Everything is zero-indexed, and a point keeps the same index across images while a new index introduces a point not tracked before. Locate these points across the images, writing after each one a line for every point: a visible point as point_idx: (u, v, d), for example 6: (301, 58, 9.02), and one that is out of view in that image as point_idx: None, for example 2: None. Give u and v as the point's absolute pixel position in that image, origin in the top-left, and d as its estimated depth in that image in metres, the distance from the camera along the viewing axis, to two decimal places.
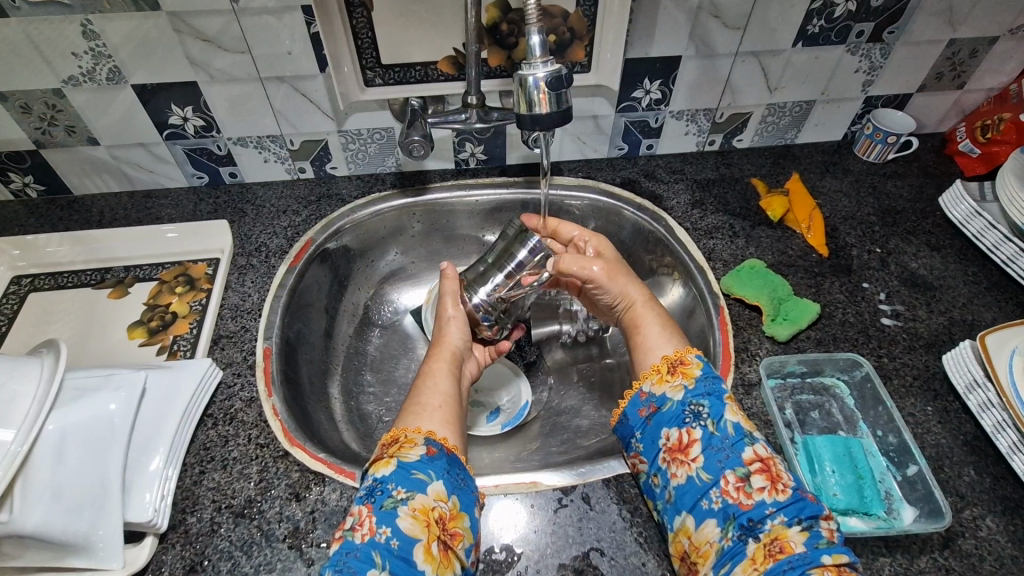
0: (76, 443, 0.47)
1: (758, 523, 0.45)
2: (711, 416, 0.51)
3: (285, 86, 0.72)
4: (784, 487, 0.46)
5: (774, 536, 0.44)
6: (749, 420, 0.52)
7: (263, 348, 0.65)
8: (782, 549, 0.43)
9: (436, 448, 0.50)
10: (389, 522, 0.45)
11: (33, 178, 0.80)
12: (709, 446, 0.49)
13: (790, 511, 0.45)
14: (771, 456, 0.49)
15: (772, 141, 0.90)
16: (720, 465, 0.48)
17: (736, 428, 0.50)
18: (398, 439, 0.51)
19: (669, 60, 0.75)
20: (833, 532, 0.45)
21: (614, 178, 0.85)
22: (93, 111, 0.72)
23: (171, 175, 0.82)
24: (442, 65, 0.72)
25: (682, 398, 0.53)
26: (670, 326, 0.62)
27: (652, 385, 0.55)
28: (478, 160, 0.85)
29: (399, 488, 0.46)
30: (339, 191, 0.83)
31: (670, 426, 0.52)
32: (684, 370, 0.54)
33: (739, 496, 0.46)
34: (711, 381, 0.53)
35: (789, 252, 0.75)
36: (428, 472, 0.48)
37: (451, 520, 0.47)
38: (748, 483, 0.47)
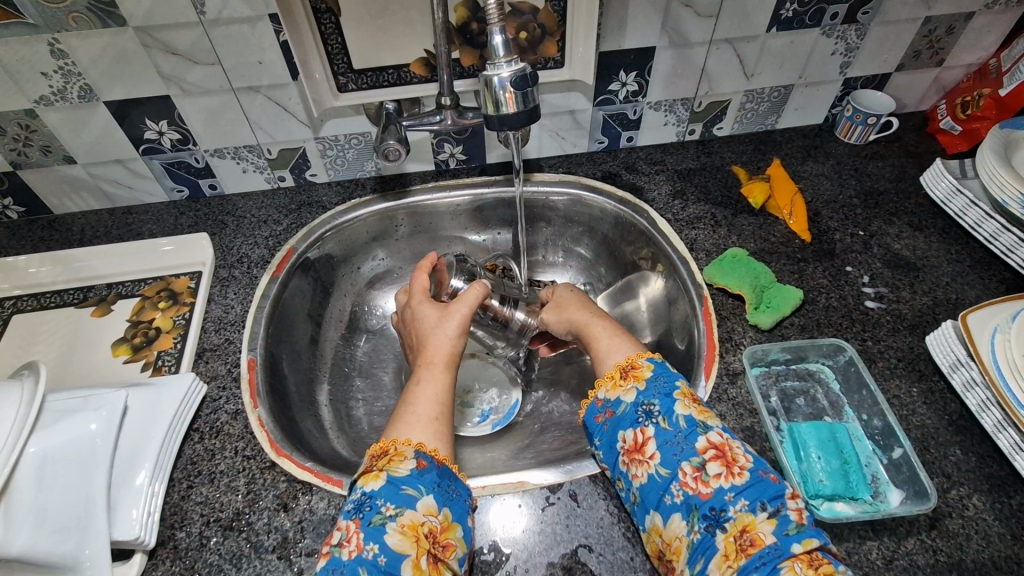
0: (60, 463, 0.47)
1: (721, 511, 0.45)
2: (662, 413, 0.51)
3: (259, 95, 0.72)
4: (740, 470, 0.47)
5: (742, 527, 0.44)
6: (704, 410, 0.52)
7: (248, 360, 0.65)
8: (752, 542, 0.43)
9: (426, 461, 0.50)
10: (377, 538, 0.44)
11: (12, 200, 0.79)
12: (664, 441, 0.49)
13: (751, 495, 0.45)
14: (726, 442, 0.49)
15: (753, 128, 0.90)
16: (675, 458, 0.48)
17: (689, 420, 0.50)
18: (386, 451, 0.50)
19: (643, 50, 0.75)
20: (802, 513, 0.45)
21: (595, 172, 0.85)
22: (67, 129, 0.72)
23: (151, 190, 0.82)
24: (415, 67, 0.72)
25: (633, 399, 0.53)
26: (625, 333, 0.62)
27: (607, 391, 0.55)
28: (458, 160, 0.85)
29: (388, 504, 0.46)
30: (319, 198, 0.83)
31: (625, 428, 0.52)
32: (635, 374, 0.54)
33: (697, 486, 0.47)
34: (662, 380, 0.53)
35: (772, 239, 0.75)
36: (418, 487, 0.48)
37: (443, 532, 0.47)
38: (705, 471, 0.47)
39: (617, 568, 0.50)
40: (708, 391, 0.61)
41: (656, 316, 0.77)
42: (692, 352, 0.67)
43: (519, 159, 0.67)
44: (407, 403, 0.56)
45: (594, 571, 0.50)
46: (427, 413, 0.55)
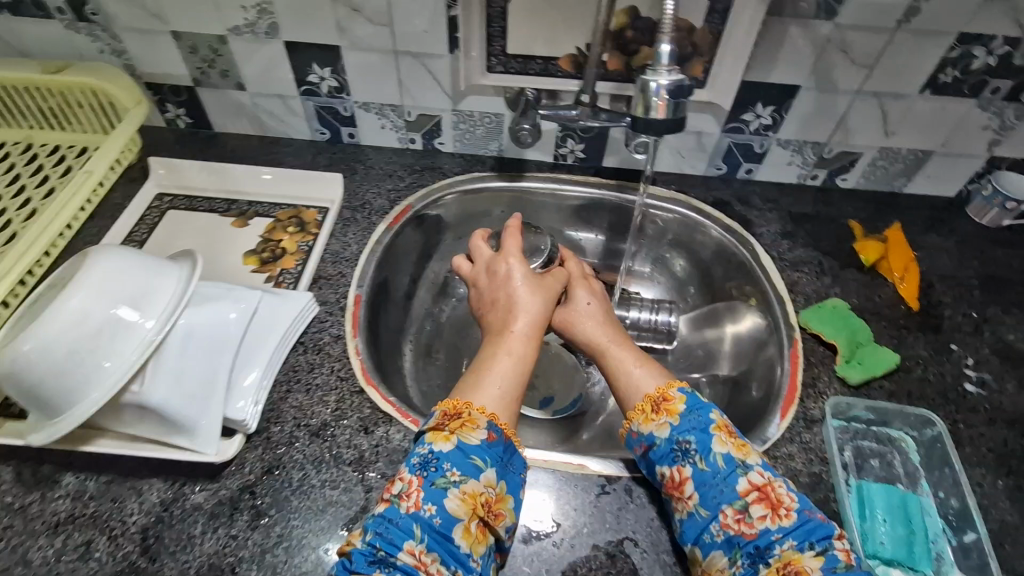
0: (198, 341, 0.55)
1: (766, 549, 0.47)
2: (699, 453, 0.51)
3: (415, 61, 0.78)
4: (787, 512, 0.48)
5: (786, 561, 0.46)
6: (741, 446, 0.52)
7: (354, 295, 0.71)
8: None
9: (496, 434, 0.52)
10: (435, 501, 0.48)
11: (184, 111, 0.90)
12: (702, 483, 0.50)
13: (799, 535, 0.47)
14: (767, 484, 0.49)
15: (878, 186, 0.87)
16: (715, 501, 0.49)
17: (728, 460, 0.51)
18: (461, 416, 0.53)
19: (786, 87, 0.75)
20: (848, 553, 0.46)
21: (706, 196, 0.86)
22: (247, 59, 0.81)
23: (298, 127, 0.91)
24: (563, 62, 0.76)
25: (667, 435, 0.53)
26: (651, 362, 0.61)
27: (639, 425, 0.55)
28: (576, 157, 0.89)
29: (454, 470, 0.49)
30: (441, 165, 0.89)
31: (664, 465, 0.53)
32: (667, 407, 0.55)
33: (740, 528, 0.48)
34: (697, 416, 0.53)
35: (877, 300, 0.73)
36: (485, 459, 0.51)
37: (496, 503, 0.50)
38: (748, 514, 0.48)
39: (658, 569, 0.52)
40: (780, 430, 0.61)
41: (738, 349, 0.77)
42: (771, 390, 0.67)
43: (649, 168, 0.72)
44: (485, 372, 0.58)
45: (635, 564, 0.52)
46: (502, 386, 0.57)
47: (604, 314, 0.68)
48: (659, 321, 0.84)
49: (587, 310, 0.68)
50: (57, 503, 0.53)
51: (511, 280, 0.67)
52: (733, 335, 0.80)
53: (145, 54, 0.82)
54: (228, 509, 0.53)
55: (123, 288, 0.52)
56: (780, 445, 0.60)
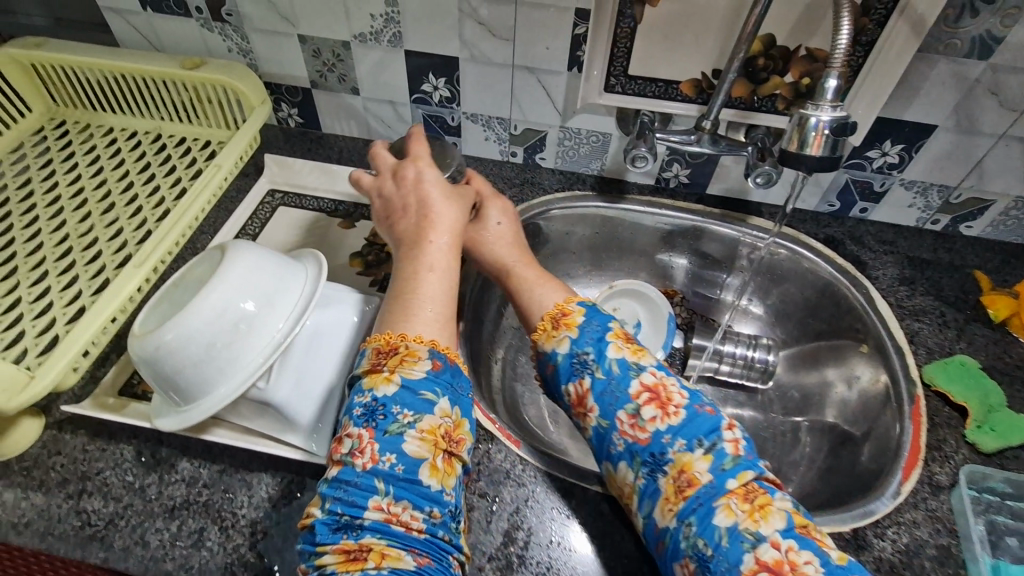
0: (321, 343, 0.56)
1: (661, 455, 0.48)
2: (596, 361, 0.53)
3: (531, 76, 0.78)
4: (675, 411, 0.49)
5: (679, 467, 0.47)
6: (637, 349, 0.54)
7: (456, 309, 0.73)
8: (688, 481, 0.46)
9: (440, 362, 0.50)
10: (392, 448, 0.45)
11: (297, 111, 0.93)
12: (600, 392, 0.52)
13: (687, 434, 0.48)
14: (659, 382, 0.51)
15: (1007, 237, 0.81)
16: (612, 408, 0.51)
17: (620, 365, 0.52)
18: (396, 350, 0.49)
19: (922, 126, 0.71)
20: (737, 446, 0.47)
21: (817, 233, 0.82)
22: (366, 65, 0.83)
23: (403, 134, 0.92)
24: (684, 86, 0.74)
25: (568, 350, 0.55)
26: (552, 279, 0.63)
27: (543, 343, 0.57)
28: (679, 183, 0.87)
29: (404, 412, 0.46)
30: (541, 181, 0.89)
31: (568, 381, 0.55)
32: (566, 321, 0.57)
33: (635, 433, 0.50)
34: (594, 325, 0.55)
35: (1009, 360, 0.68)
36: (435, 392, 0.48)
37: (456, 430, 0.48)
38: (640, 417, 0.50)
39: None
40: (902, 493, 0.57)
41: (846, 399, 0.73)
42: (889, 447, 0.63)
43: (793, 205, 0.72)
44: (413, 296, 0.54)
45: None
46: (436, 308, 0.53)
47: (518, 234, 0.69)
48: (755, 357, 0.82)
49: (496, 232, 0.68)
50: (175, 487, 0.55)
51: (422, 184, 0.60)
52: (840, 381, 0.76)
53: (271, 54, 0.85)
54: None
55: (258, 286, 0.53)
56: (903, 510, 0.56)
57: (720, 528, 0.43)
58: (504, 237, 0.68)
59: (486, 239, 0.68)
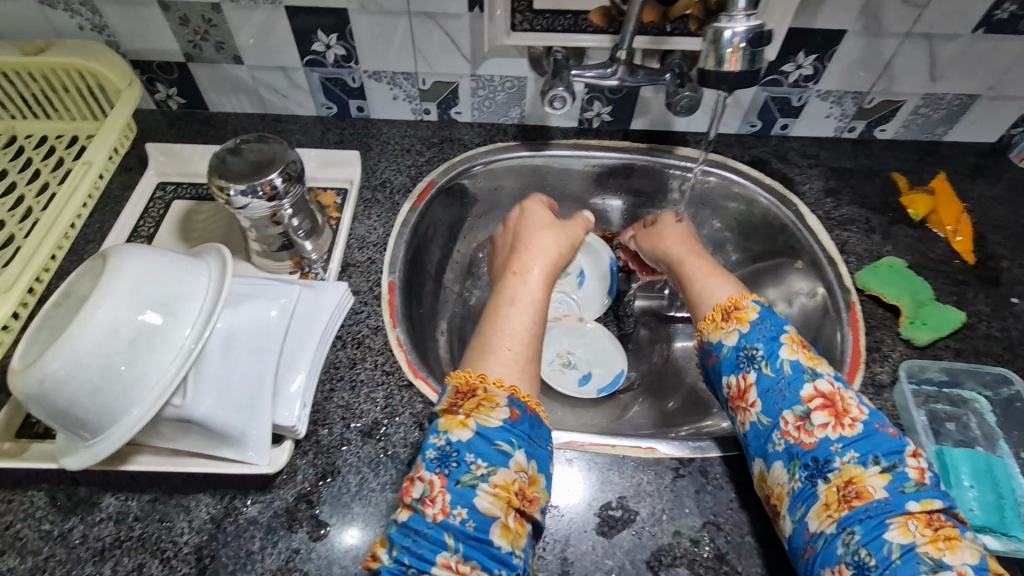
0: (241, 344, 0.50)
1: (825, 462, 0.45)
2: (765, 357, 0.51)
3: (431, 22, 0.72)
4: (851, 422, 0.46)
5: (847, 477, 0.44)
6: (812, 356, 0.51)
7: (388, 282, 0.66)
8: (857, 495, 0.43)
9: (519, 410, 0.48)
10: (463, 503, 0.44)
11: (176, 91, 0.83)
12: (767, 389, 0.50)
13: (862, 448, 0.45)
14: (836, 391, 0.48)
15: (919, 136, 0.84)
16: (777, 407, 0.49)
17: (794, 366, 0.50)
18: (477, 396, 0.48)
19: (832, 33, 0.70)
20: (922, 472, 0.44)
21: (743, 155, 0.82)
22: (245, 28, 0.74)
23: (302, 103, 0.84)
24: (594, 16, 0.70)
25: (735, 342, 0.53)
26: (720, 272, 0.63)
27: (707, 333, 0.56)
28: (603, 121, 0.84)
29: (478, 463, 0.45)
30: (460, 136, 0.84)
31: (728, 374, 0.53)
32: (739, 316, 0.55)
33: (800, 436, 0.47)
34: (766, 325, 0.53)
35: (931, 255, 0.71)
36: (512, 441, 0.46)
37: (530, 487, 0.46)
38: (809, 421, 0.47)
39: (744, 552, 0.50)
40: None
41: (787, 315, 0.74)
42: (832, 355, 0.64)
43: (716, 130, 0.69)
44: (493, 335, 0.54)
45: (720, 549, 0.50)
46: (514, 347, 0.53)
47: (690, 235, 0.72)
48: None
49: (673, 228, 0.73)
50: (101, 527, 0.49)
51: (528, 224, 0.68)
52: (782, 300, 0.76)
53: (130, 28, 0.74)
54: (287, 521, 0.50)
55: (154, 291, 0.46)
56: None
57: (890, 542, 0.41)
58: (675, 236, 0.71)
59: (662, 235, 0.72)
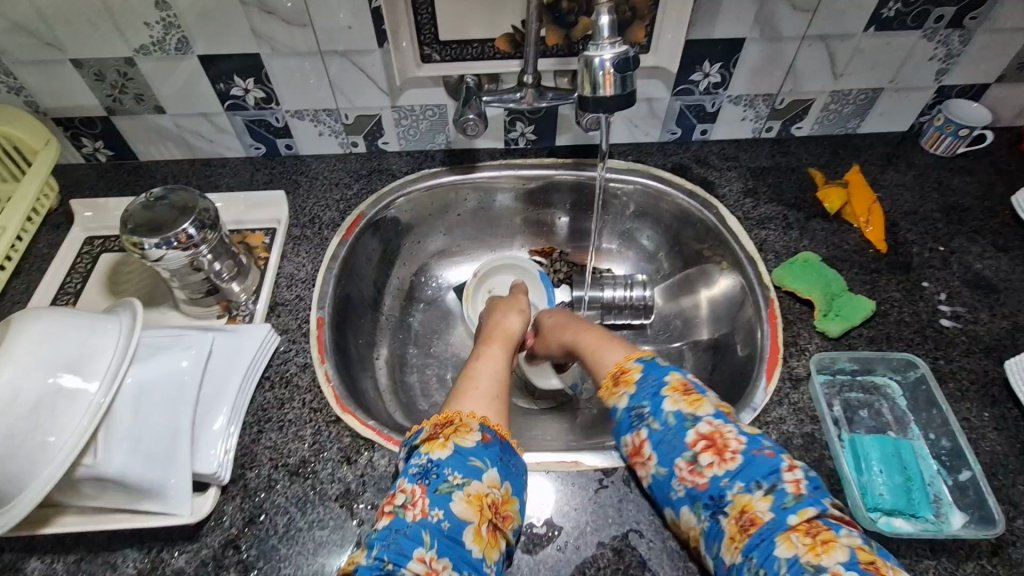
0: (153, 396, 0.51)
1: (721, 497, 0.46)
2: (652, 414, 0.52)
3: (343, 59, 0.73)
4: (733, 455, 0.47)
5: (741, 508, 0.45)
6: (695, 399, 0.51)
7: (316, 318, 0.67)
8: (751, 521, 0.44)
9: (490, 435, 0.51)
10: (441, 504, 0.46)
11: (103, 143, 0.83)
12: (658, 442, 0.51)
13: (745, 477, 0.46)
14: (715, 429, 0.49)
15: (833, 130, 0.86)
16: (670, 457, 0.50)
17: (677, 416, 0.51)
18: (453, 423, 0.52)
19: (732, 42, 0.73)
20: (798, 484, 0.45)
21: (665, 163, 0.84)
22: (161, 79, 0.75)
23: (230, 145, 0.85)
24: (500, 42, 0.72)
25: (626, 404, 0.54)
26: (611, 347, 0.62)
27: (605, 398, 0.57)
28: (528, 140, 0.85)
29: (455, 474, 0.48)
30: (389, 166, 0.85)
31: (624, 433, 0.54)
32: (625, 378, 0.56)
33: (694, 478, 0.48)
34: (650, 380, 0.54)
35: (845, 247, 0.73)
36: (484, 459, 0.49)
37: (503, 504, 0.48)
38: (697, 463, 0.48)
39: (666, 556, 0.51)
40: (768, 393, 0.60)
41: (716, 315, 0.76)
42: (753, 353, 0.66)
43: (608, 144, 0.68)
44: (466, 381, 0.58)
45: (643, 556, 0.51)
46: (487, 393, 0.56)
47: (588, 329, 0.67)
48: (634, 297, 0.83)
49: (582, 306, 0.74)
50: None
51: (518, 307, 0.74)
52: (708, 302, 0.79)
53: (45, 86, 0.75)
54: (213, 568, 0.50)
55: (57, 353, 0.47)
56: (770, 410, 0.59)
57: (779, 558, 0.42)
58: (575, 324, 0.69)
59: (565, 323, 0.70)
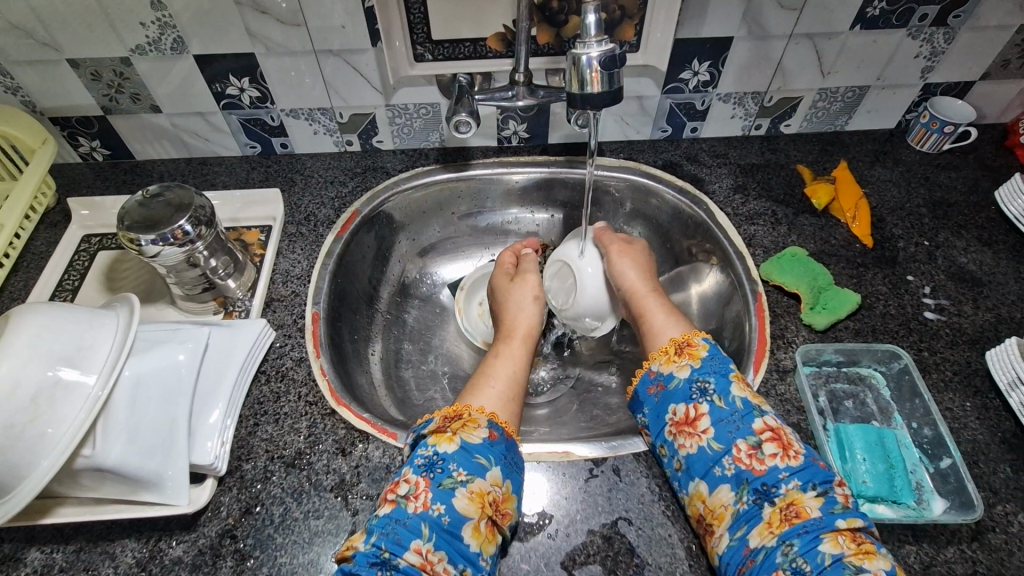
0: (150, 389, 0.52)
1: (773, 487, 0.47)
2: (717, 392, 0.53)
3: (337, 59, 0.74)
4: (795, 454, 0.49)
5: (790, 501, 0.46)
6: (756, 395, 0.54)
7: (311, 313, 0.68)
8: (797, 513, 0.46)
9: (497, 432, 0.53)
10: (444, 500, 0.47)
11: (100, 143, 0.84)
12: (719, 419, 0.52)
13: (805, 476, 0.48)
14: (780, 426, 0.51)
15: (821, 127, 0.88)
16: (731, 435, 0.51)
17: (745, 403, 0.52)
18: (462, 417, 0.53)
19: (720, 40, 0.74)
20: (847, 498, 0.47)
21: (656, 160, 0.85)
22: (157, 78, 0.76)
23: (226, 144, 0.86)
24: (491, 42, 0.73)
25: (688, 376, 0.55)
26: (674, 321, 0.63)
27: (659, 364, 0.57)
28: (520, 138, 0.86)
29: (460, 470, 0.49)
30: (384, 164, 0.86)
31: (678, 402, 0.54)
32: (690, 351, 0.57)
33: (751, 463, 0.49)
34: (717, 362, 0.56)
35: (833, 242, 0.74)
36: (489, 458, 0.50)
37: (504, 503, 0.49)
38: (760, 450, 0.49)
39: (654, 543, 0.52)
40: (756, 385, 0.61)
41: (706, 309, 0.77)
42: (742, 346, 0.67)
43: (596, 141, 0.68)
44: (483, 376, 0.61)
45: (632, 543, 0.52)
46: (499, 389, 0.59)
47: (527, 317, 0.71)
48: None
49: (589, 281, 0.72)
50: None
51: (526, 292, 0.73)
52: (699, 298, 0.79)
53: (42, 86, 0.76)
54: (210, 558, 0.51)
55: (55, 348, 0.48)
56: None
57: (824, 552, 0.43)
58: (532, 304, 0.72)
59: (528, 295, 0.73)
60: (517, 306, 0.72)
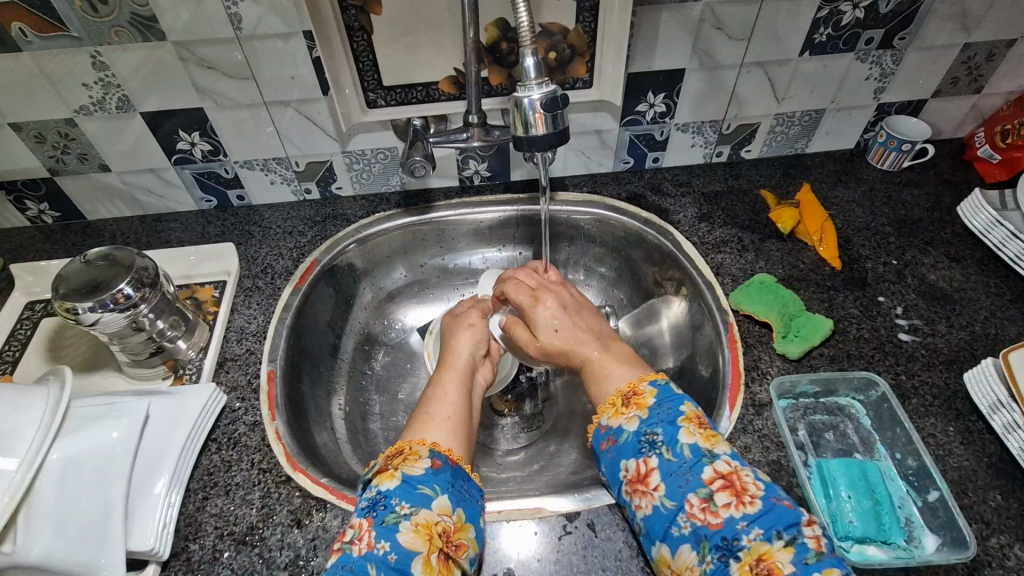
0: (81, 472, 0.48)
1: (733, 541, 0.44)
2: (666, 442, 0.50)
3: (290, 110, 0.73)
4: (751, 500, 0.46)
5: (756, 555, 0.43)
6: (710, 436, 0.51)
7: (267, 371, 0.65)
8: (765, 570, 0.42)
9: (441, 461, 0.50)
10: (388, 536, 0.44)
11: (48, 205, 0.82)
12: (668, 472, 0.49)
13: (765, 524, 0.44)
14: (733, 471, 0.48)
15: (782, 151, 0.88)
16: (682, 489, 0.48)
17: (694, 450, 0.49)
18: (403, 451, 0.51)
19: (672, 72, 0.74)
20: (819, 542, 0.43)
21: (620, 192, 0.84)
22: (105, 139, 0.74)
23: (181, 199, 0.84)
24: (444, 85, 0.73)
25: (636, 428, 0.52)
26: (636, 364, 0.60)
27: (608, 418, 0.55)
28: (482, 177, 0.85)
29: (403, 503, 0.46)
30: (344, 211, 0.84)
31: (629, 457, 0.51)
32: (637, 402, 0.54)
33: (706, 517, 0.46)
34: (665, 408, 0.53)
35: (801, 266, 0.73)
36: (434, 487, 0.48)
37: (456, 533, 0.46)
38: (713, 502, 0.46)
39: None
40: (732, 421, 0.59)
41: (678, 339, 0.75)
42: (716, 378, 0.65)
43: (547, 178, 0.67)
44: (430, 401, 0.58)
45: None
46: (451, 421, 0.55)
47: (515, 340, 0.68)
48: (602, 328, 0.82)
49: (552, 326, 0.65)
50: None
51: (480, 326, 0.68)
52: (671, 328, 0.77)
53: None
54: None
55: None
56: (735, 438, 0.58)
57: None
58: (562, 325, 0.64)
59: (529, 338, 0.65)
60: (455, 336, 0.67)
